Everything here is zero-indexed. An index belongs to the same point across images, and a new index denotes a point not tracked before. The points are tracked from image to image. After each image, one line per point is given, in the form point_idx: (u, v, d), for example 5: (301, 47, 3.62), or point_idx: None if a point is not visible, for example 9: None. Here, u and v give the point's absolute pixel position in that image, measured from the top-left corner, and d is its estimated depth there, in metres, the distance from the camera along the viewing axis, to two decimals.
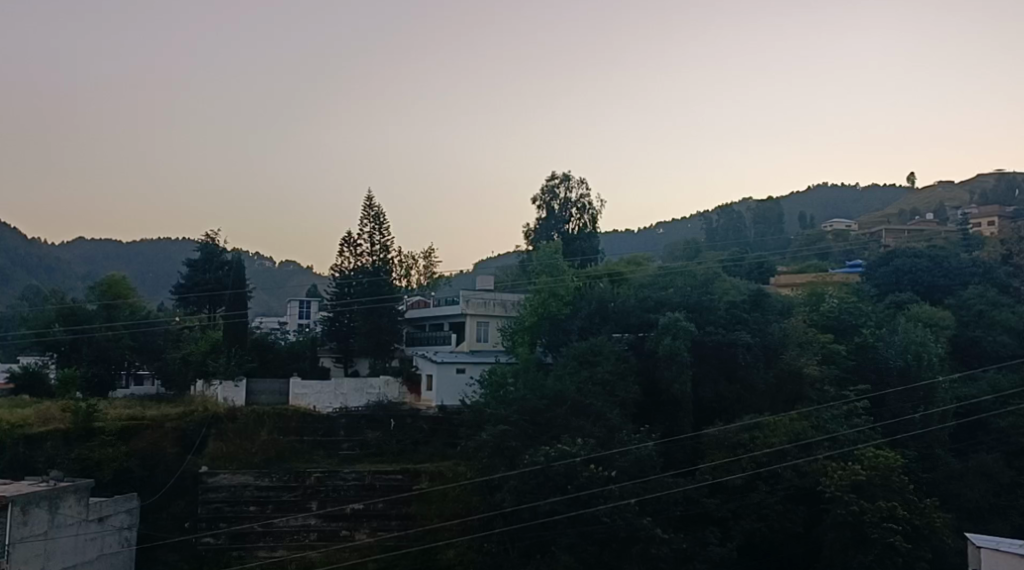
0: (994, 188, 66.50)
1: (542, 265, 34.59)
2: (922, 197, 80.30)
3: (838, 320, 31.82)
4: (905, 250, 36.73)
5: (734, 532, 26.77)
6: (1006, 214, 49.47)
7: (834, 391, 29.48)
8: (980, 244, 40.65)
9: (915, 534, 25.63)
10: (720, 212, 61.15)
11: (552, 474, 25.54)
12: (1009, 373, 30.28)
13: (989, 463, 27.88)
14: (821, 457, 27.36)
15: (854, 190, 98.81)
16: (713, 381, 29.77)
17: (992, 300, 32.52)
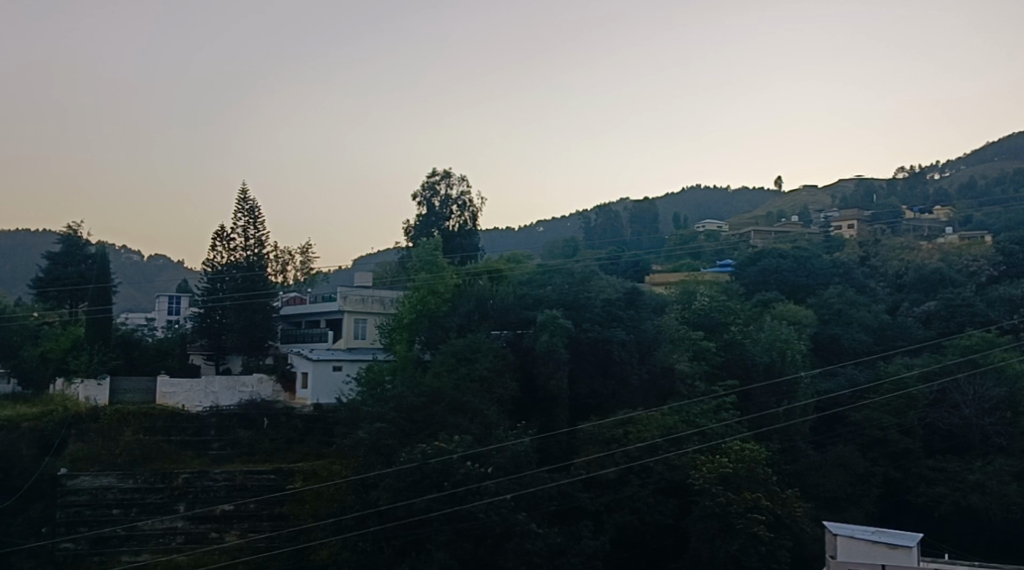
0: (856, 193, 69.87)
1: (421, 263, 34.62)
2: (790, 200, 83.67)
3: (708, 317, 32.65)
4: (771, 250, 38.16)
5: (607, 525, 27.29)
6: (865, 218, 52.01)
7: (704, 386, 30.38)
8: (841, 245, 42.62)
9: (777, 523, 26.84)
10: (597, 212, 62.33)
11: (428, 472, 25.66)
12: (864, 369, 31.82)
13: (845, 454, 29.07)
14: (690, 451, 28.26)
15: (728, 192, 102.15)
16: (589, 376, 30.38)
17: (851, 300, 34.12)
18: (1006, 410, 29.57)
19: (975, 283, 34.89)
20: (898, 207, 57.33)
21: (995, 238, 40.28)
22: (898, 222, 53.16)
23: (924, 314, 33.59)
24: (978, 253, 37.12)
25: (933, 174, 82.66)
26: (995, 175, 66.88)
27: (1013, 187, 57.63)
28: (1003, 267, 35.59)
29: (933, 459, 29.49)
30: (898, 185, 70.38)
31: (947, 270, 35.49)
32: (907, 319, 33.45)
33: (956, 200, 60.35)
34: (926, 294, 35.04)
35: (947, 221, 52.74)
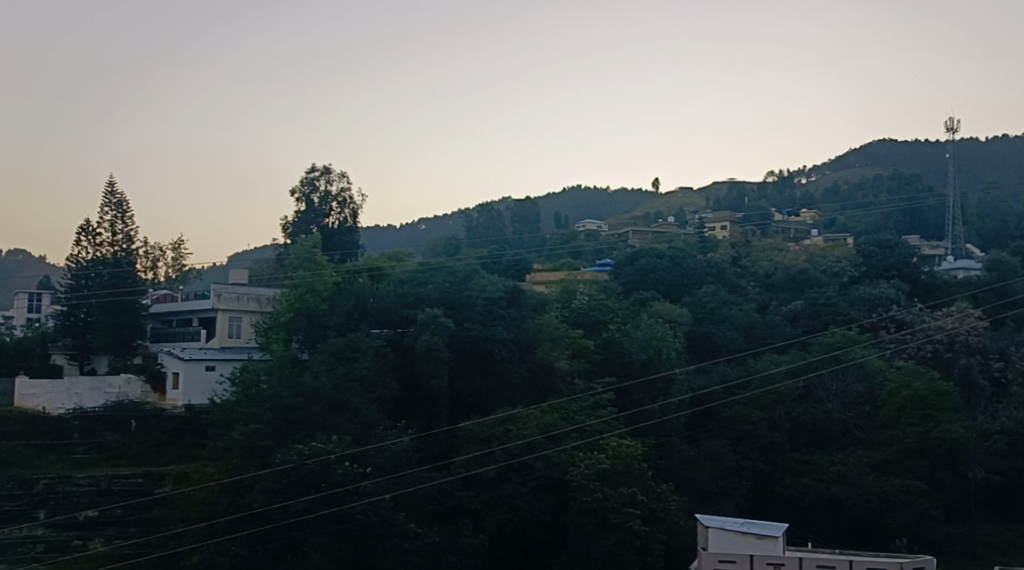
0: (728, 196, 72.29)
1: (299, 260, 34.09)
2: (667, 201, 85.87)
3: (587, 315, 33.10)
4: (648, 250, 39.01)
5: (486, 523, 27.44)
6: (737, 220, 53.85)
7: (583, 383, 30.77)
8: (714, 245, 43.95)
9: (652, 517, 27.50)
10: (479, 211, 62.58)
11: (305, 473, 25.11)
12: (736, 366, 32.71)
13: (717, 448, 29.96)
14: (570, 448, 28.51)
15: (609, 192, 104.08)
16: (469, 375, 30.32)
17: (723, 299, 35.19)
18: (864, 404, 31.07)
19: (838, 283, 36.54)
20: (768, 210, 59.57)
21: (857, 238, 42.76)
22: (767, 225, 55.23)
23: (791, 312, 34.86)
24: (840, 255, 38.90)
25: (801, 178, 86.33)
26: (856, 180, 70.42)
27: (872, 191, 60.72)
28: (863, 268, 37.43)
29: (798, 452, 30.77)
30: (767, 189, 73.06)
31: (812, 270, 37.04)
32: (775, 318, 34.65)
33: (820, 203, 63.14)
34: (793, 294, 36.49)
35: (812, 224, 55.11)
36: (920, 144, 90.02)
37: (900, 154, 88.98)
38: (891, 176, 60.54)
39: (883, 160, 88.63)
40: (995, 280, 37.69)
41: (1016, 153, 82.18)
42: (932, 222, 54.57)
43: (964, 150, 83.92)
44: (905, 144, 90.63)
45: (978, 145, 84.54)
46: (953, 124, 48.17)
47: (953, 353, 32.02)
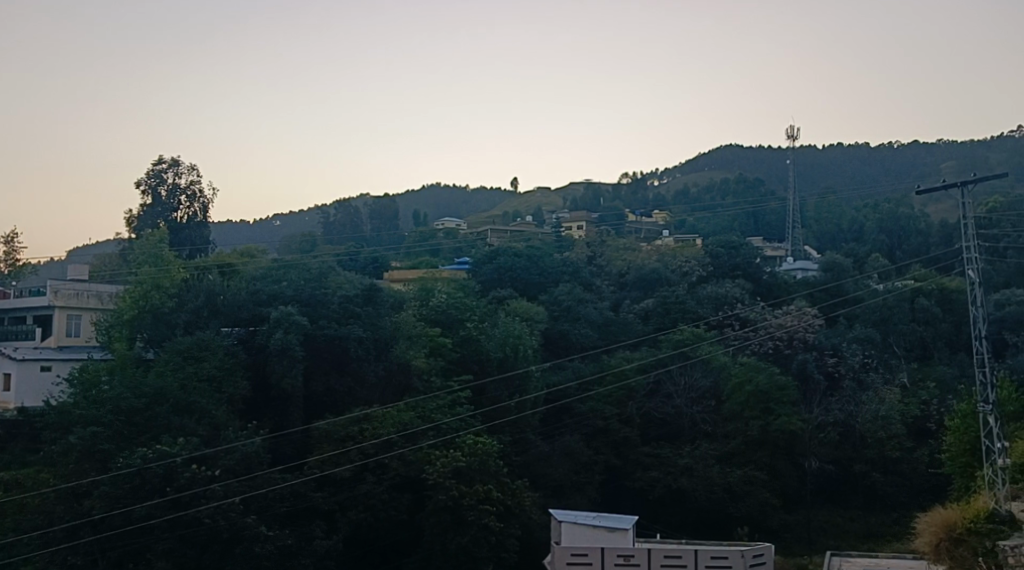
0: (584, 197, 73.75)
1: (146, 257, 33.28)
2: (526, 201, 86.79)
3: (444, 314, 32.97)
4: (505, 249, 39.25)
5: (340, 524, 26.97)
6: (592, 221, 55.06)
7: (439, 382, 30.70)
8: (570, 245, 44.69)
9: (507, 513, 27.78)
10: (336, 207, 61.68)
11: (149, 477, 24.14)
12: (590, 363, 33.19)
13: (572, 444, 30.44)
14: (425, 446, 28.40)
15: (469, 191, 104.39)
16: (325, 374, 29.70)
17: (578, 297, 35.75)
18: (710, 399, 32.33)
19: (687, 283, 37.80)
20: (622, 211, 61.02)
21: (704, 240, 44.72)
22: (621, 225, 56.54)
23: (643, 311, 35.77)
24: (689, 255, 40.30)
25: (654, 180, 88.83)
26: (705, 183, 73.18)
27: (719, 195, 63.15)
28: (711, 268, 38.71)
29: (648, 447, 31.73)
30: (622, 190, 75.01)
31: (663, 270, 38.21)
32: (628, 316, 35.48)
33: (671, 205, 65.16)
34: (645, 293, 37.54)
35: (663, 225, 56.85)
36: (765, 151, 94.15)
37: (747, 159, 92.98)
38: (737, 180, 63.18)
39: (730, 164, 91.93)
40: (830, 280, 40.09)
41: (852, 161, 87.02)
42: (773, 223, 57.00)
43: (804, 156, 88.51)
44: (751, 150, 94.62)
45: (817, 152, 89.32)
46: (793, 131, 50.65)
47: (792, 349, 33.78)
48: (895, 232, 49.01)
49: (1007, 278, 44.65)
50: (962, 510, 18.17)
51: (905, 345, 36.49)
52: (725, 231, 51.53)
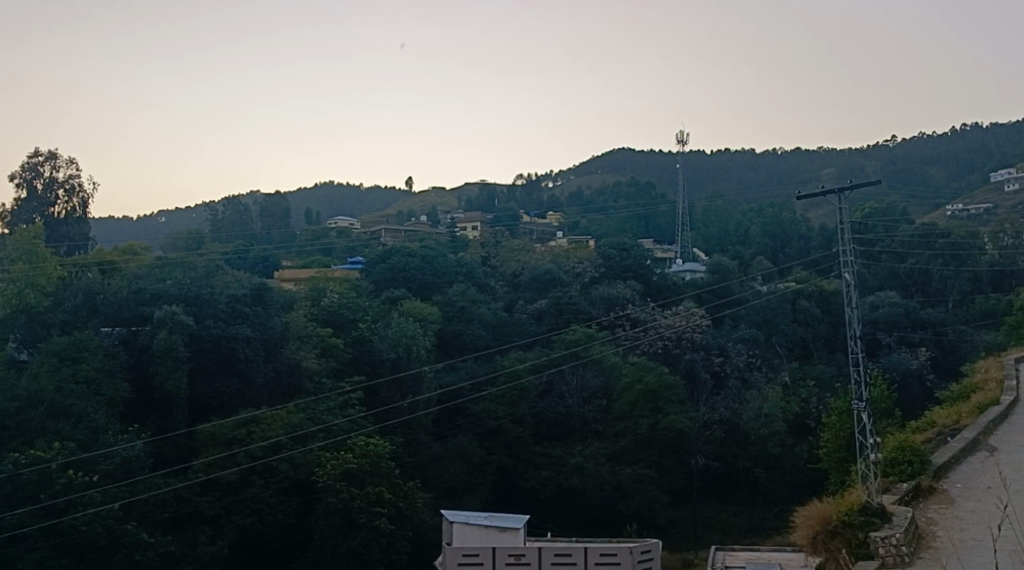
0: (478, 197, 73.98)
1: (19, 253, 31.78)
2: (421, 200, 86.36)
3: (336, 314, 32.57)
4: (400, 249, 39.00)
5: (226, 529, 26.18)
6: (487, 222, 55.30)
7: (331, 383, 30.21)
8: (465, 245, 44.68)
9: (398, 515, 27.57)
10: (225, 204, 60.23)
11: (21, 484, 23.24)
12: (483, 363, 33.05)
13: (464, 444, 30.32)
14: (315, 449, 27.92)
15: (364, 190, 103.36)
16: (211, 376, 28.68)
17: (472, 298, 35.76)
18: (602, 399, 32.72)
19: (580, 284, 38.30)
20: (516, 212, 61.34)
21: (597, 242, 45.52)
22: (515, 226, 56.82)
23: (537, 311, 35.96)
24: (582, 256, 40.78)
25: (548, 183, 89.65)
26: (598, 185, 74.27)
27: (611, 198, 64.04)
28: (602, 269, 39.53)
29: (540, 446, 31.92)
30: (516, 191, 75.66)
31: (557, 271, 38.60)
32: (521, 316, 35.60)
33: (564, 206, 65.81)
34: (538, 294, 37.84)
35: (556, 227, 57.44)
36: (656, 156, 96.07)
37: (639, 163, 94.65)
38: (629, 183, 64.22)
39: (622, 167, 93.53)
40: (717, 282, 41.25)
41: (740, 166, 89.62)
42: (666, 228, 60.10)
43: (694, 160, 90.65)
44: (644, 153, 96.39)
45: (707, 156, 91.63)
46: (683, 136, 51.82)
47: (679, 349, 34.75)
48: (777, 236, 50.76)
49: (880, 281, 46.73)
50: (836, 503, 17.53)
51: (787, 345, 37.76)
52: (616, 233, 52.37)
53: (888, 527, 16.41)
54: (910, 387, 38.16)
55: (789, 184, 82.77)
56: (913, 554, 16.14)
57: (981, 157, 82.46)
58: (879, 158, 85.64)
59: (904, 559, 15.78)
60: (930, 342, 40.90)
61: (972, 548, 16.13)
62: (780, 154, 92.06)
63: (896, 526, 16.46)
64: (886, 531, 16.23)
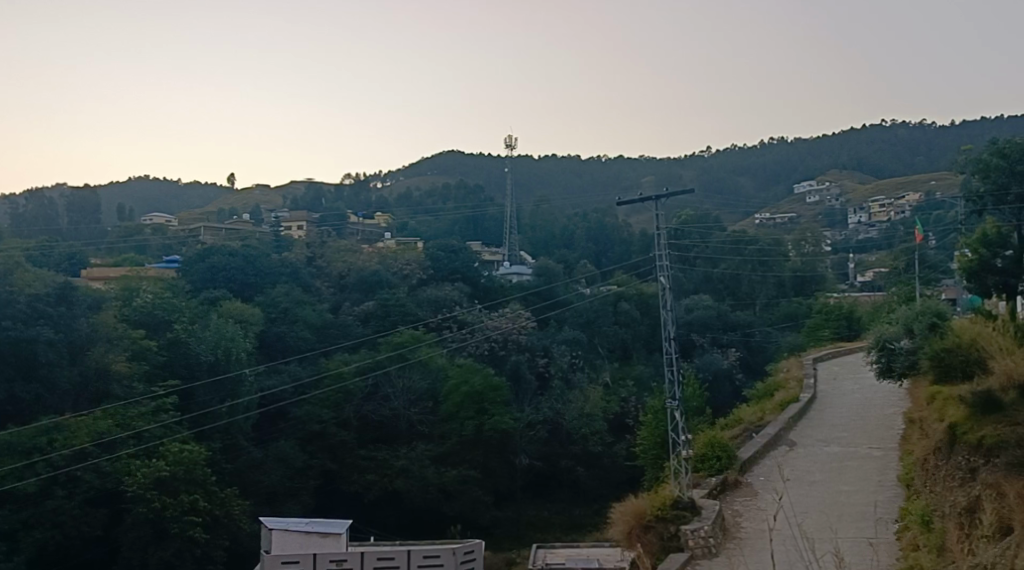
0: (304, 196, 72.48)
1: None
2: (244, 198, 83.68)
3: (150, 315, 30.90)
4: (221, 247, 37.66)
5: (23, 544, 24.32)
6: (312, 222, 54.32)
7: (142, 388, 28.42)
8: (289, 245, 43.58)
9: (213, 523, 26.45)
10: (27, 198, 56.36)
11: None
12: (307, 365, 32.29)
13: (285, 449, 29.54)
14: (124, 456, 26.46)
15: (185, 186, 99.24)
16: (7, 381, 26.45)
17: (296, 299, 34.90)
18: (428, 401, 32.52)
19: (406, 286, 38.21)
20: (342, 211, 60.48)
21: (424, 244, 45.35)
22: (341, 226, 55.96)
23: (363, 313, 35.49)
24: (410, 257, 40.56)
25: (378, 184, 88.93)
26: (428, 187, 74.20)
27: (440, 198, 63.99)
28: (430, 271, 39.57)
29: (365, 449, 31.48)
30: (342, 190, 74.88)
31: (383, 272, 38.31)
32: (347, 317, 35.01)
33: (392, 208, 65.38)
34: (365, 295, 37.41)
35: (384, 228, 57.13)
36: (488, 159, 97.04)
37: (470, 166, 95.07)
38: (458, 185, 64.30)
39: (452, 170, 93.93)
40: (541, 284, 42.16)
41: (568, 170, 91.84)
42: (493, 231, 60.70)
43: (524, 164, 91.91)
44: (476, 157, 97.18)
45: (536, 160, 93.16)
46: (511, 140, 52.46)
47: (506, 351, 35.01)
48: (600, 240, 52.33)
49: (695, 286, 49.03)
50: (651, 498, 18.07)
51: (608, 346, 39.09)
52: (444, 235, 52.56)
53: (697, 520, 17.05)
54: (720, 386, 40.36)
55: (613, 191, 85.53)
56: (720, 545, 16.78)
57: (786, 170, 88.10)
58: (695, 168, 90.16)
59: (711, 549, 16.41)
60: (739, 344, 43.21)
61: (774, 538, 16.79)
62: (605, 162, 95.01)
63: (704, 519, 17.13)
64: (695, 524, 16.85)
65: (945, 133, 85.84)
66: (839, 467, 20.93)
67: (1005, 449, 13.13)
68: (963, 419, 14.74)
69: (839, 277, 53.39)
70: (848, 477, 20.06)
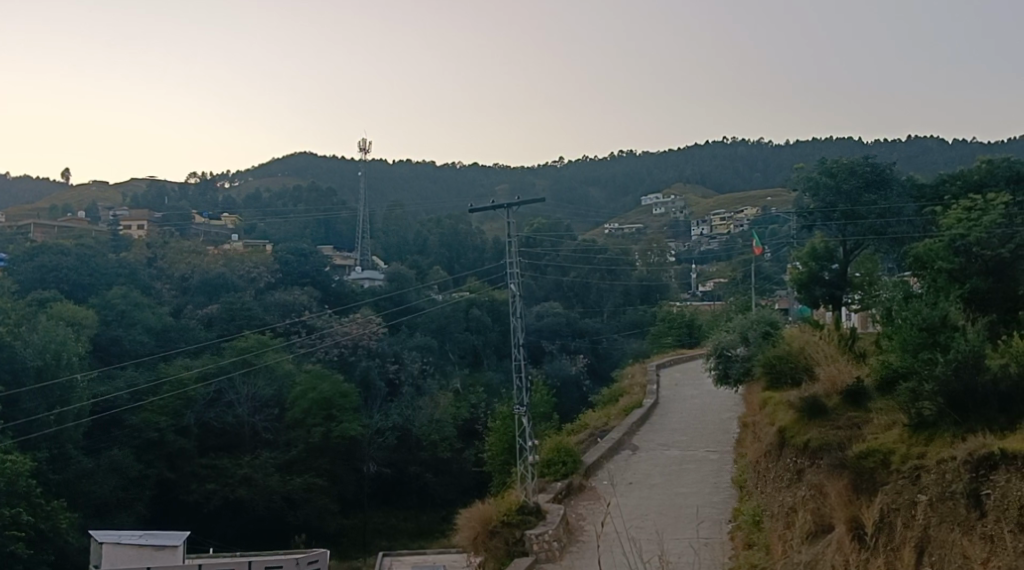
0: (146, 193, 69.67)
1: None
2: (82, 194, 79.69)
3: None
4: (51, 245, 35.73)
5: None
6: (154, 221, 52.30)
7: None
8: (128, 244, 41.73)
9: (38, 537, 24.98)
10: None
11: None
12: (144, 370, 30.96)
13: (119, 458, 28.17)
14: None
15: (16, 180, 93.61)
16: None
17: (134, 301, 33.40)
18: (273, 408, 31.82)
19: (253, 289, 37.31)
20: (186, 211, 58.47)
21: (273, 246, 44.36)
22: (185, 225, 54.20)
23: (206, 316, 34.33)
24: (257, 260, 39.58)
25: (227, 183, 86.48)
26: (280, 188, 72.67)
27: (290, 199, 62.69)
28: (278, 275, 38.76)
29: (205, 458, 30.49)
30: (187, 190, 72.23)
31: (229, 275, 37.23)
32: (189, 321, 33.78)
33: (241, 208, 63.69)
34: (208, 299, 36.25)
35: (232, 229, 55.81)
36: (342, 161, 95.96)
37: (324, 167, 93.71)
38: (310, 186, 63.13)
39: (305, 170, 92.32)
40: (393, 289, 41.99)
41: (423, 174, 91.88)
42: (344, 234, 59.97)
43: (380, 167, 91.24)
44: (330, 159, 96.00)
45: (392, 163, 92.52)
46: (365, 143, 52.00)
47: (355, 357, 34.72)
48: (453, 246, 52.58)
49: (546, 293, 50.00)
50: (498, 503, 18.07)
51: (458, 352, 39.33)
52: (293, 238, 51.60)
53: (542, 524, 17.18)
54: (568, 392, 41.38)
55: (467, 197, 86.10)
56: (565, 548, 17.03)
57: (635, 181, 91.00)
58: (548, 177, 91.98)
59: (555, 552, 16.58)
60: (587, 350, 44.42)
61: (614, 540, 17.13)
62: (461, 168, 95.54)
63: (549, 522, 17.27)
64: (540, 528, 17.01)
65: (782, 151, 90.81)
66: (677, 470, 21.64)
67: (828, 450, 13.63)
68: (792, 423, 15.39)
69: (682, 287, 55.60)
70: (686, 479, 20.76)
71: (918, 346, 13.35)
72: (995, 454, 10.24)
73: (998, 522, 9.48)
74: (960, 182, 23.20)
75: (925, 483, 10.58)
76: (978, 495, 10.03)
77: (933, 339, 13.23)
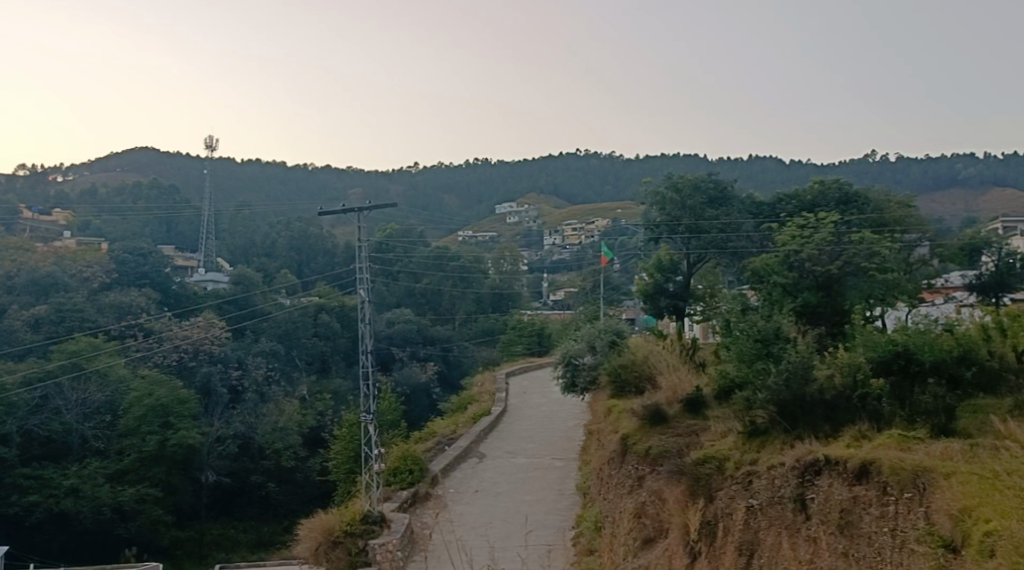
0: None
1: None
2: None
3: None
4: None
5: None
6: None
7: None
8: None
9: None
10: None
11: None
12: None
13: None
14: None
15: None
16: None
17: None
18: (105, 415, 30.10)
19: (86, 290, 35.38)
20: (10, 202, 54.85)
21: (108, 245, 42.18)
22: (10, 221, 50.91)
23: (32, 318, 32.00)
24: (92, 259, 37.59)
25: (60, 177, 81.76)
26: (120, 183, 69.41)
27: (128, 195, 59.92)
28: (115, 277, 37.14)
29: (27, 467, 28.46)
30: (16, 183, 67.90)
31: (59, 275, 35.18)
32: (11, 321, 31.36)
33: (74, 205, 60.46)
34: (35, 299, 34.04)
35: (64, 226, 53.12)
36: (186, 158, 92.53)
37: (168, 164, 90.20)
38: (150, 182, 60.44)
39: (147, 166, 88.57)
40: (238, 293, 40.57)
41: (274, 174, 89.73)
42: (188, 236, 58.53)
43: (229, 165, 88.41)
44: (175, 155, 92.37)
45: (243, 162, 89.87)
46: (213, 141, 49.89)
47: (196, 362, 33.35)
48: (302, 249, 51.53)
49: (397, 299, 49.83)
50: (340, 514, 17.63)
51: (306, 359, 38.76)
52: (130, 237, 49.31)
53: (385, 534, 16.82)
54: (417, 399, 41.25)
55: (319, 201, 84.72)
56: (406, 557, 16.77)
57: (490, 190, 91.83)
58: (404, 182, 91.70)
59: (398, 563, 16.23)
60: (438, 358, 44.38)
61: (458, 548, 16.96)
62: (316, 170, 93.85)
63: (392, 532, 16.92)
64: (383, 538, 16.59)
65: (632, 165, 94.02)
66: (524, 477, 21.73)
67: (667, 457, 13.90)
68: (635, 431, 15.69)
69: (533, 296, 56.57)
70: (532, 487, 20.88)
71: (753, 356, 13.78)
72: (819, 460, 10.51)
73: (822, 525, 9.79)
74: (795, 202, 24.30)
75: (757, 488, 10.84)
76: (804, 499, 10.24)
77: (767, 350, 13.68)
